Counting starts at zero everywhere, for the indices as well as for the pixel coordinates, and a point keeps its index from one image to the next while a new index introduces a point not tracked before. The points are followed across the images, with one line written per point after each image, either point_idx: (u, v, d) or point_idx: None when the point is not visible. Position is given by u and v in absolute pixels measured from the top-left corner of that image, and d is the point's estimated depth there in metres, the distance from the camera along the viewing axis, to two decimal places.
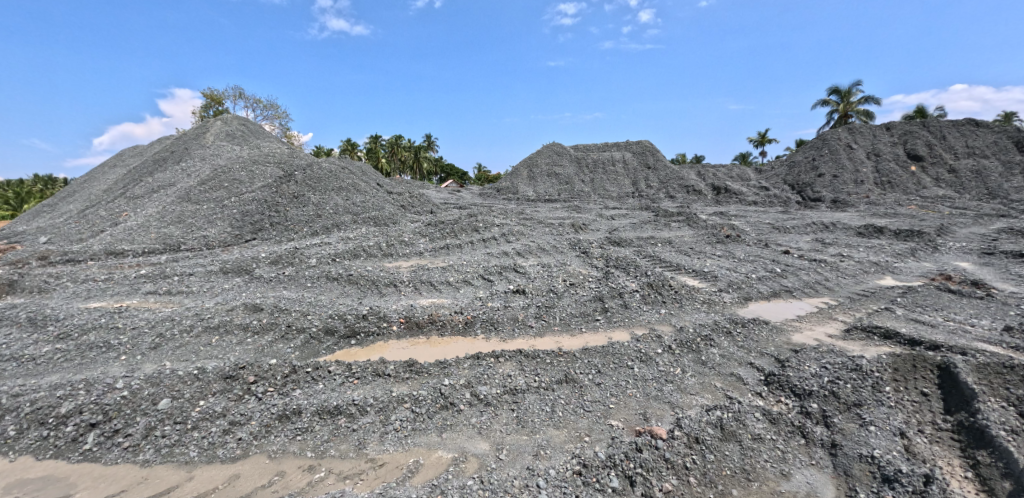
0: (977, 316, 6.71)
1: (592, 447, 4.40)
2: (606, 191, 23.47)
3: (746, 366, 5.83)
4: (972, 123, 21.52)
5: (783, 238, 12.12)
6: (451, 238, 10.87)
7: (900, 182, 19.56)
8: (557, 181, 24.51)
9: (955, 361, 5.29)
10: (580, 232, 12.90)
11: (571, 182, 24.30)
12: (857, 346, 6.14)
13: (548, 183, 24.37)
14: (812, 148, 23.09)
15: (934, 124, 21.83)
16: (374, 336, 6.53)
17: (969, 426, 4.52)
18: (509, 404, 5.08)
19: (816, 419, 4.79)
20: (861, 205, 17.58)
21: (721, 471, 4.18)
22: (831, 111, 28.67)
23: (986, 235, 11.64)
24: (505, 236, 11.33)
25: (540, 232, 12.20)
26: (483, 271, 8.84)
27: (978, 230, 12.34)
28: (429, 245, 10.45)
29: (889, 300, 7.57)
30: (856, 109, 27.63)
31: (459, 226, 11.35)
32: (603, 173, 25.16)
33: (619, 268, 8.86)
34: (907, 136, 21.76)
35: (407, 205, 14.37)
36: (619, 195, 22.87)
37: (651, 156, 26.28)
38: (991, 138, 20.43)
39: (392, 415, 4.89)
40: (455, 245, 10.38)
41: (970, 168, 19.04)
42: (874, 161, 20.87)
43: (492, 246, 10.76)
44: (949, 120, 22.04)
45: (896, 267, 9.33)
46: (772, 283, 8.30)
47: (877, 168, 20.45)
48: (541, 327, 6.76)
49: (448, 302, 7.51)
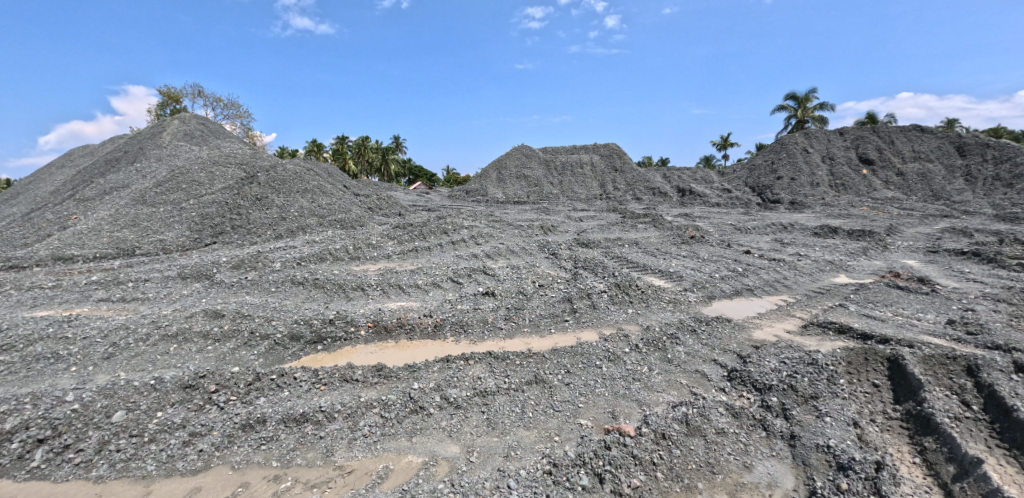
0: (923, 311, 7.09)
1: (562, 446, 4.46)
2: (574, 193, 23.75)
3: (711, 362, 5.97)
4: (917, 129, 22.70)
5: (745, 239, 12.49)
6: (420, 241, 10.76)
7: (853, 184, 20.49)
8: (525, 183, 24.60)
9: (903, 353, 5.60)
10: (550, 234, 13.03)
11: (540, 184, 24.43)
12: (814, 341, 6.39)
13: (517, 185, 24.41)
14: (772, 152, 24.04)
15: (883, 130, 22.97)
16: (341, 341, 6.40)
17: (917, 415, 4.81)
18: (479, 406, 5.09)
19: (776, 412, 4.97)
20: (817, 206, 18.43)
21: (688, 465, 4.32)
22: (789, 116, 29.83)
23: (931, 235, 12.32)
24: (474, 238, 11.27)
25: (509, 234, 12.18)
26: (452, 273, 8.76)
27: (923, 230, 13.04)
28: (397, 247, 10.29)
29: (843, 297, 7.92)
30: (812, 114, 28.84)
31: (427, 228, 11.23)
32: (572, 175, 25.36)
33: (587, 269, 8.96)
34: (859, 141, 22.84)
35: (374, 207, 14.15)
36: (587, 197, 23.19)
37: (617, 159, 26.79)
38: (935, 142, 21.67)
39: (360, 420, 4.82)
40: (423, 248, 10.29)
41: (915, 172, 20.18)
42: (829, 165, 21.82)
43: (460, 248, 10.69)
44: (898, 127, 23.25)
45: (850, 265, 9.78)
46: (735, 282, 8.56)
47: (831, 171, 21.36)
48: (510, 329, 6.76)
49: (418, 305, 7.43)
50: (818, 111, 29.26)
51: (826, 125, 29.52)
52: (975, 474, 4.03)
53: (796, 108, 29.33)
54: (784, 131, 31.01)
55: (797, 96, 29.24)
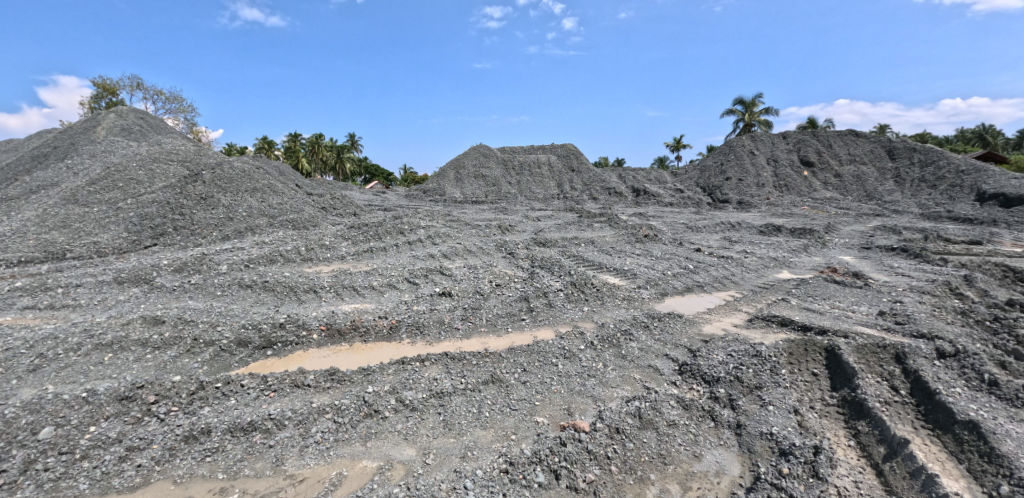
0: (857, 303, 7.60)
1: (518, 445, 4.48)
2: (532, 193, 23.99)
3: (663, 356, 6.17)
4: (853, 134, 24.21)
5: (696, 237, 12.97)
6: (375, 241, 10.57)
7: (795, 185, 21.66)
8: (483, 182, 24.62)
9: (839, 343, 5.99)
10: (507, 234, 13.08)
11: (498, 183, 24.51)
12: (759, 333, 6.72)
13: (475, 184, 24.36)
14: (721, 153, 25.08)
15: (823, 135, 24.41)
16: (292, 346, 6.20)
17: (851, 401, 5.14)
18: (435, 408, 5.05)
19: (723, 403, 5.18)
20: (762, 205, 19.44)
21: (641, 457, 4.44)
22: (738, 120, 31.26)
23: (865, 233, 13.21)
24: (431, 238, 11.17)
25: (467, 234, 12.14)
26: (408, 274, 8.65)
27: (858, 228, 13.97)
28: (351, 248, 10.04)
29: (786, 292, 8.37)
30: (758, 118, 30.34)
31: (383, 228, 11.05)
32: (529, 175, 25.53)
33: (544, 268, 9.06)
34: (800, 144, 24.17)
35: (328, 207, 13.80)
36: (545, 197, 23.42)
37: (574, 159, 27.22)
38: (868, 145, 23.23)
39: (312, 427, 4.68)
40: (379, 248, 10.12)
41: (851, 174, 21.60)
42: (773, 167, 22.97)
43: (417, 248, 10.58)
44: (836, 131, 24.77)
45: (792, 261, 10.35)
46: (687, 279, 8.88)
47: (775, 173, 22.51)
48: (467, 329, 6.76)
49: (373, 307, 7.29)
50: (764, 115, 30.81)
51: (771, 129, 31.12)
52: (902, 453, 4.35)
53: (744, 112, 30.76)
54: (734, 134, 32.44)
55: (744, 101, 30.69)
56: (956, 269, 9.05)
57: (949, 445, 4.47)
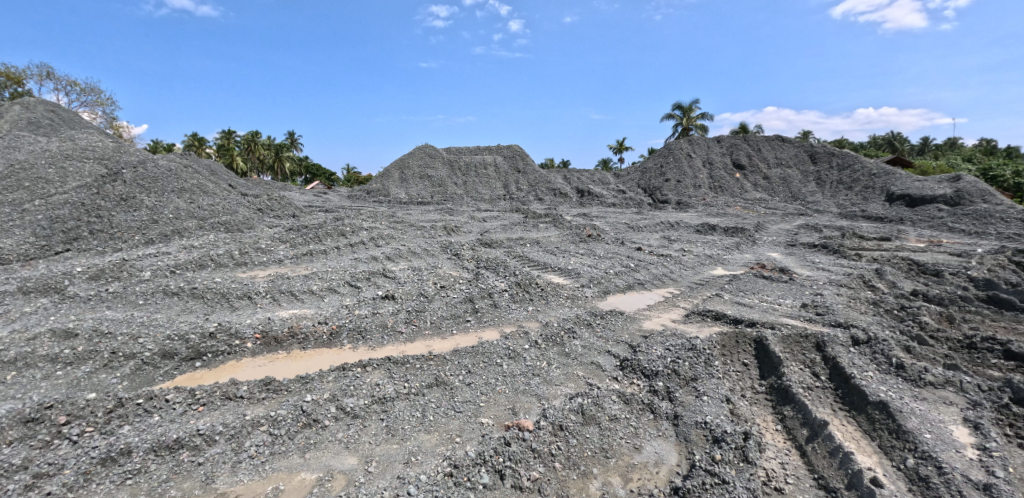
0: (783, 296, 8.18)
1: (463, 447, 4.47)
2: (478, 194, 24.05)
3: (605, 353, 6.36)
4: (779, 139, 26.09)
5: (638, 237, 13.47)
6: (315, 244, 10.22)
7: (728, 186, 23.01)
8: (430, 183, 24.40)
9: (766, 335, 6.43)
10: (453, 235, 13.02)
11: (444, 184, 24.36)
12: (695, 327, 7.10)
13: (420, 184, 24.18)
14: (661, 156, 26.10)
15: (753, 139, 26.09)
16: (224, 356, 5.90)
17: (777, 388, 5.52)
18: (378, 414, 4.95)
19: (662, 396, 5.42)
20: (699, 206, 20.55)
21: (584, 453, 4.55)
22: (676, 124, 32.84)
23: (790, 231, 14.27)
24: (374, 240, 10.93)
25: (411, 235, 11.97)
26: (350, 277, 8.43)
27: (785, 226, 15.07)
28: (290, 251, 9.71)
29: (719, 287, 8.89)
30: (695, 123, 32.03)
31: (323, 230, 10.70)
32: (475, 175, 25.52)
33: (489, 269, 9.11)
34: (733, 148, 25.67)
35: (265, 208, 13.19)
36: (490, 198, 23.50)
37: (520, 160, 27.48)
38: (793, 149, 25.06)
39: (246, 440, 4.45)
40: (319, 252, 9.79)
41: (778, 176, 23.27)
42: (708, 169, 24.26)
43: (360, 251, 10.32)
44: (765, 136, 26.57)
45: (726, 258, 11.00)
46: (628, 277, 9.21)
47: (710, 175, 23.79)
48: (410, 332, 6.72)
49: (312, 313, 7.07)
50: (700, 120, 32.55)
51: (706, 133, 32.93)
52: (822, 434, 4.73)
53: (682, 116, 32.35)
54: (674, 137, 34.03)
55: (682, 106, 32.30)
56: (868, 263, 9.97)
57: (863, 424, 4.90)
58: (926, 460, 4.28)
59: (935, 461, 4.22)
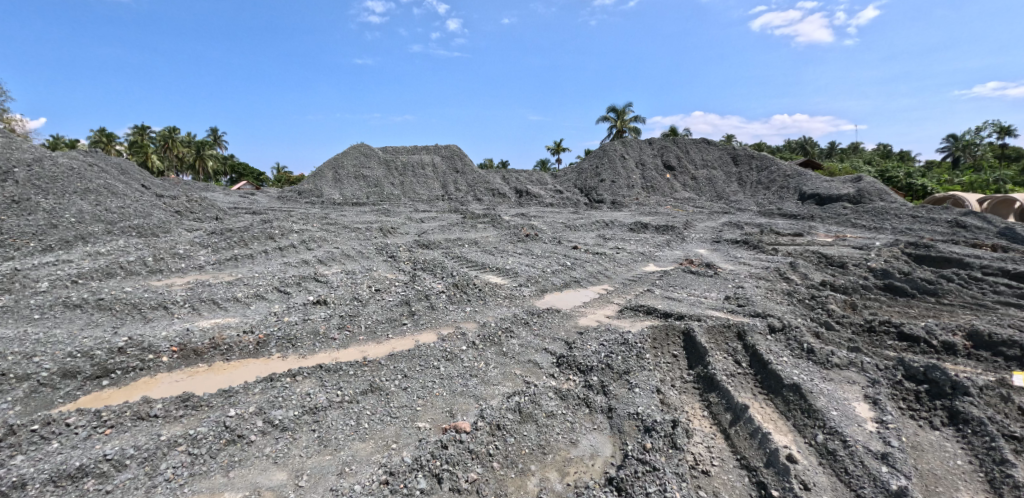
0: (708, 290, 8.76)
1: (399, 454, 4.37)
2: (416, 194, 23.74)
3: (542, 351, 6.49)
4: (705, 141, 27.90)
5: (575, 236, 13.86)
6: (240, 248, 9.61)
7: (660, 186, 24.35)
8: (365, 183, 23.74)
9: (693, 326, 6.85)
10: (389, 236, 12.72)
11: (380, 184, 23.81)
12: (628, 322, 7.42)
13: (354, 184, 23.48)
14: (595, 157, 26.90)
15: (681, 142, 27.73)
16: (136, 372, 5.39)
17: (704, 376, 5.90)
18: (309, 425, 4.74)
19: (596, 390, 5.61)
20: (631, 205, 21.57)
21: (521, 451, 4.61)
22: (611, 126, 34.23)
23: (715, 228, 15.31)
24: (305, 242, 10.45)
25: (345, 237, 11.57)
26: (278, 283, 8.01)
27: (710, 224, 16.16)
28: (212, 257, 9.09)
29: (650, 283, 9.36)
30: (628, 126, 33.59)
31: (249, 234, 10.08)
32: (413, 175, 25.04)
33: (427, 270, 9.00)
34: (663, 149, 27.14)
35: (184, 211, 12.20)
36: (428, 198, 23.15)
37: (458, 160, 27.31)
38: (718, 151, 26.84)
39: (162, 463, 4.07)
40: (244, 256, 9.21)
41: (704, 177, 24.92)
42: (641, 170, 25.52)
43: (290, 254, 9.83)
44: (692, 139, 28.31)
45: (657, 255, 11.61)
46: (564, 275, 9.46)
47: (642, 175, 25.05)
48: (344, 338, 6.50)
49: (236, 321, 6.65)
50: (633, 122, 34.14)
51: (638, 135, 34.61)
52: (743, 417, 5.10)
53: (616, 119, 33.74)
54: (610, 138, 35.46)
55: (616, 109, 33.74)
56: (783, 257, 10.91)
57: (780, 406, 5.34)
58: (833, 435, 4.74)
59: (841, 435, 4.68)
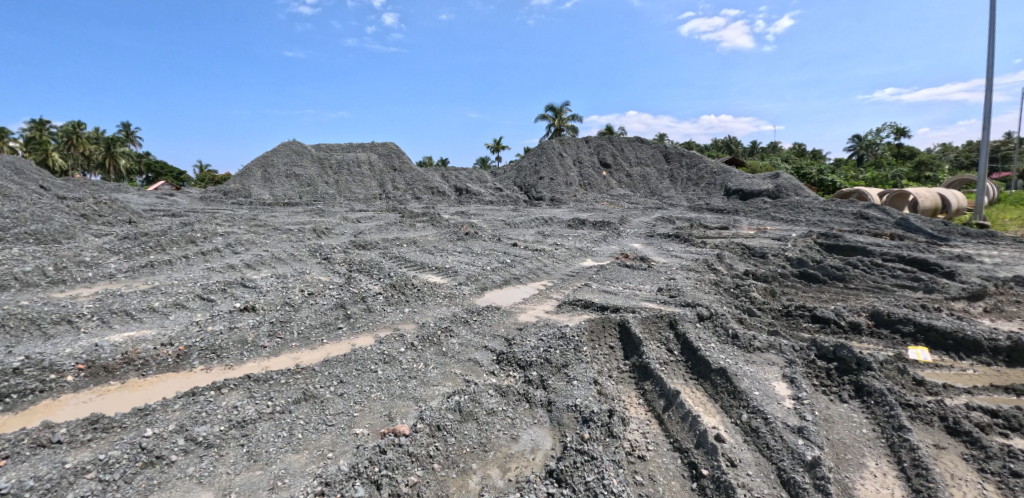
0: (643, 282, 9.16)
1: (335, 462, 4.18)
2: (352, 193, 23.03)
3: (482, 348, 6.49)
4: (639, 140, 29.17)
5: (514, 233, 13.99)
6: (156, 254, 8.85)
7: (596, 183, 25.23)
8: (297, 182, 22.70)
9: (628, 318, 7.14)
10: (324, 237, 12.21)
11: (313, 183, 22.85)
12: (565, 316, 7.60)
13: (286, 184, 22.41)
14: (534, 155, 27.49)
15: (617, 140, 28.83)
16: (35, 395, 4.79)
17: (639, 365, 6.15)
18: (237, 439, 4.43)
19: (536, 384, 5.69)
20: (569, 202, 22.18)
21: (462, 450, 4.58)
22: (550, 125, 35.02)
23: (650, 223, 16.04)
24: (231, 246, 9.82)
25: (276, 240, 10.98)
26: (201, 290, 7.46)
27: (645, 219, 16.93)
28: (124, 264, 8.31)
29: (588, 277, 9.65)
30: (566, 125, 34.52)
31: (167, 238, 9.31)
32: (348, 174, 24.27)
33: (363, 271, 8.72)
34: (599, 147, 28.11)
35: (90, 214, 11.05)
36: (365, 197, 22.45)
37: (396, 158, 26.66)
38: (651, 149, 28.06)
39: (69, 492, 3.60)
40: (162, 263, 8.50)
41: (638, 174, 26.09)
42: (578, 167, 26.30)
43: (214, 259, 9.19)
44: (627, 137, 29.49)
45: (595, 250, 11.98)
46: (504, 272, 9.54)
47: (580, 173, 25.85)
48: (274, 346, 6.16)
49: (153, 334, 6.11)
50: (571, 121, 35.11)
51: (576, 133, 35.64)
52: (675, 402, 5.37)
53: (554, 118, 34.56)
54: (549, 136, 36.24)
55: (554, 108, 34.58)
56: (712, 249, 11.61)
57: (709, 389, 5.66)
58: (756, 413, 5.09)
59: (763, 413, 5.04)
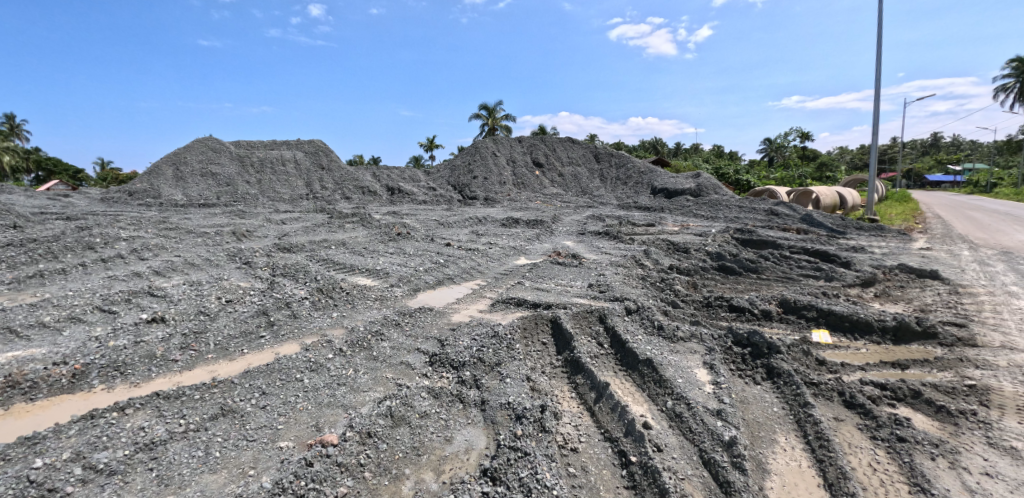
0: (575, 279, 9.46)
1: (257, 480, 3.92)
2: (276, 192, 21.81)
3: (415, 351, 6.40)
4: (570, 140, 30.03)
5: (448, 233, 13.90)
6: (44, 263, 7.85)
7: (530, 182, 25.71)
8: (214, 181, 21.09)
9: (560, 314, 7.34)
10: (245, 240, 11.44)
11: (231, 182, 21.36)
12: (499, 315, 7.67)
13: (201, 183, 20.75)
14: (468, 154, 27.68)
15: (549, 140, 29.51)
16: None
17: (570, 360, 6.33)
18: (145, 463, 4.03)
19: (469, 384, 5.69)
20: (503, 201, 22.42)
21: (394, 456, 4.48)
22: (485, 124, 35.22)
23: (581, 221, 16.57)
24: (136, 252, 8.93)
25: (190, 244, 10.12)
26: (101, 301, 6.72)
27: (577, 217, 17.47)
28: (5, 275, 7.30)
29: (521, 275, 9.79)
30: (499, 124, 34.87)
31: (58, 245, 8.29)
32: (272, 173, 22.95)
33: (288, 276, 8.29)
34: (533, 147, 28.63)
35: None
36: (291, 198, 21.31)
37: (323, 155, 25.52)
38: (582, 149, 29.05)
39: None
40: (53, 272, 7.56)
41: (570, 174, 26.87)
42: (511, 167, 26.67)
43: (117, 266, 8.31)
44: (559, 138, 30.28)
45: (529, 249, 12.18)
46: (437, 272, 9.45)
47: (514, 172, 26.24)
48: (188, 359, 5.68)
49: (43, 353, 5.42)
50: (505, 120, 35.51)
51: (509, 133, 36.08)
52: (605, 393, 5.58)
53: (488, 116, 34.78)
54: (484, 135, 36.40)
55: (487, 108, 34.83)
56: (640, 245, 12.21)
57: (637, 379, 5.95)
58: (680, 399, 5.42)
59: (685, 399, 5.37)
